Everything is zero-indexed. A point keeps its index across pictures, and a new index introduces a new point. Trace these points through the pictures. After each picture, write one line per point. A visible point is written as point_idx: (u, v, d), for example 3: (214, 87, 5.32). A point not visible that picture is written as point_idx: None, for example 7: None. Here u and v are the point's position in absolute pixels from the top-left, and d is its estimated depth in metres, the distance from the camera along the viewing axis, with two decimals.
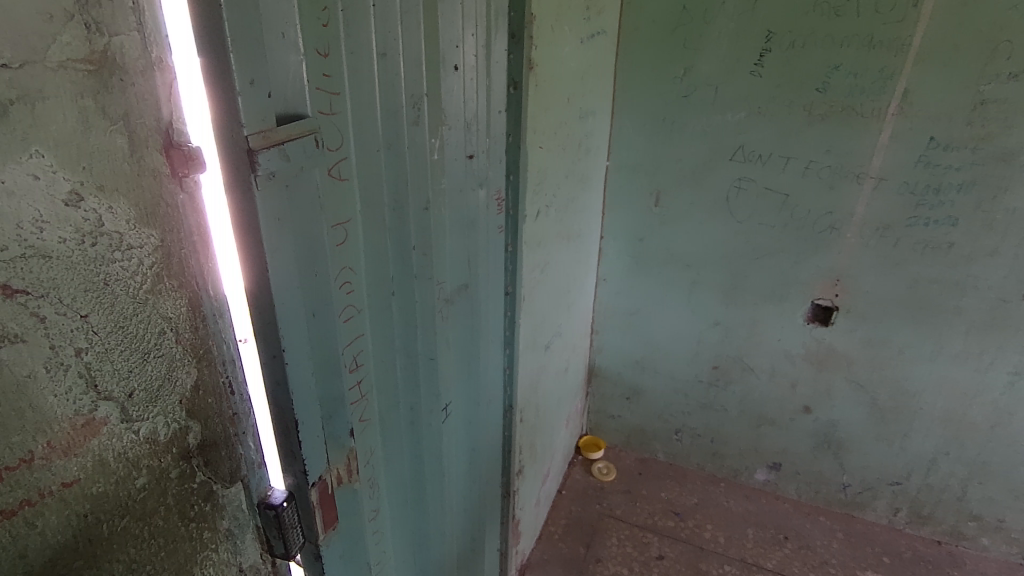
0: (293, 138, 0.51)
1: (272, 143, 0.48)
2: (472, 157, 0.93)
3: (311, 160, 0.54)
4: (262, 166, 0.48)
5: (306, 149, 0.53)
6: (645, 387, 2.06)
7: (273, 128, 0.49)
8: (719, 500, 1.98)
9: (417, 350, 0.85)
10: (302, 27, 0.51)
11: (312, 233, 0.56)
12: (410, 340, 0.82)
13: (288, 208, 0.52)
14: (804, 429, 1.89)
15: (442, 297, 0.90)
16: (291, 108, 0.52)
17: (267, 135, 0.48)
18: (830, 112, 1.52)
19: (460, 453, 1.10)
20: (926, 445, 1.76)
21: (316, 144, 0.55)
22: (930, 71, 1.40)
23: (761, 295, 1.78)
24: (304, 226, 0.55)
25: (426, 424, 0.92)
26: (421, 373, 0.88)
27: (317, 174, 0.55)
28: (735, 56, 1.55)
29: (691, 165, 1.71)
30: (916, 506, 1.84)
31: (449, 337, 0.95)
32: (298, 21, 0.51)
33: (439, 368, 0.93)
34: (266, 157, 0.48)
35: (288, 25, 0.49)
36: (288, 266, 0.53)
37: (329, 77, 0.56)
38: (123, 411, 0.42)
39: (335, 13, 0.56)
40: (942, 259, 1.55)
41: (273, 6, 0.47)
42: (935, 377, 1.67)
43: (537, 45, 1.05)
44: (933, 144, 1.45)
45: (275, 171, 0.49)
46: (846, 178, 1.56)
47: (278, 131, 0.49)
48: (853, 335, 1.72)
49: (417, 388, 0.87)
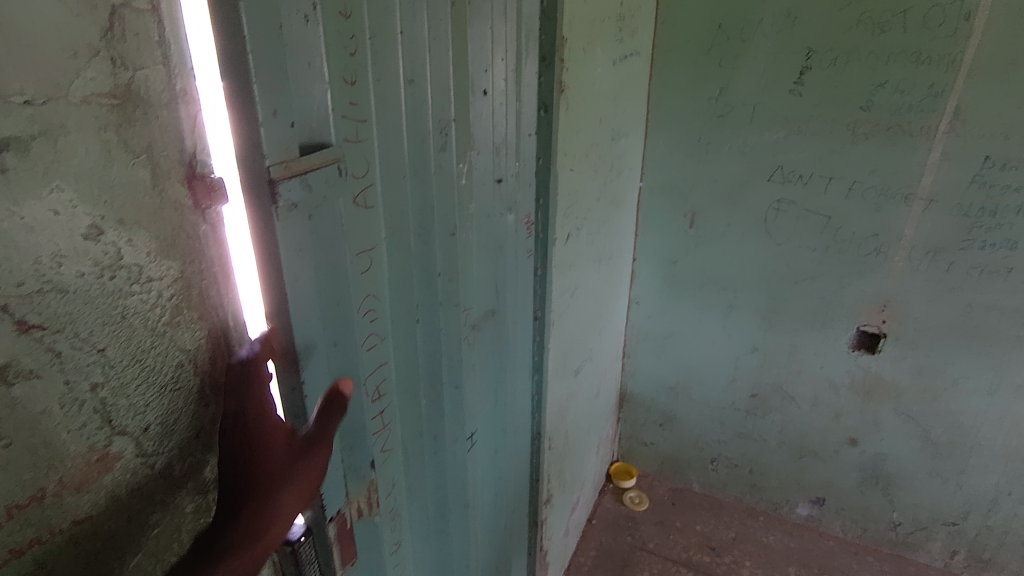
0: (316, 168, 0.51)
1: (294, 173, 0.48)
2: (500, 180, 0.92)
3: (334, 188, 0.53)
4: (283, 196, 0.47)
5: (329, 178, 0.52)
6: (680, 413, 2.00)
7: (295, 158, 0.49)
8: (757, 535, 1.89)
9: (441, 377, 0.83)
10: (327, 55, 0.51)
11: (334, 261, 0.56)
12: (435, 368, 0.81)
13: (311, 237, 0.52)
14: (850, 462, 1.79)
15: (469, 323, 0.89)
16: (315, 136, 0.52)
17: (288, 165, 0.48)
18: (875, 131, 1.46)
19: (486, 483, 1.07)
20: (985, 484, 1.64)
21: (339, 172, 0.54)
22: (983, 88, 1.33)
23: (803, 320, 1.71)
24: (327, 255, 0.54)
25: (451, 454, 0.90)
26: (447, 402, 0.86)
27: (341, 203, 0.55)
28: (773, 75, 1.51)
29: (727, 186, 1.67)
30: (975, 549, 1.72)
31: (475, 363, 0.93)
32: (324, 50, 0.51)
33: (464, 396, 0.91)
34: (287, 187, 0.48)
35: (314, 55, 0.50)
36: (311, 294, 0.53)
37: (355, 105, 0.56)
38: (137, 445, 0.41)
39: (363, 40, 0.56)
40: (1001, 285, 1.45)
41: (300, 37, 0.48)
42: (994, 411, 1.56)
43: (569, 68, 1.05)
44: (988, 164, 1.38)
45: (296, 202, 0.49)
46: (893, 200, 1.49)
47: (301, 161, 0.49)
48: (903, 364, 1.62)
49: (442, 415, 0.85)
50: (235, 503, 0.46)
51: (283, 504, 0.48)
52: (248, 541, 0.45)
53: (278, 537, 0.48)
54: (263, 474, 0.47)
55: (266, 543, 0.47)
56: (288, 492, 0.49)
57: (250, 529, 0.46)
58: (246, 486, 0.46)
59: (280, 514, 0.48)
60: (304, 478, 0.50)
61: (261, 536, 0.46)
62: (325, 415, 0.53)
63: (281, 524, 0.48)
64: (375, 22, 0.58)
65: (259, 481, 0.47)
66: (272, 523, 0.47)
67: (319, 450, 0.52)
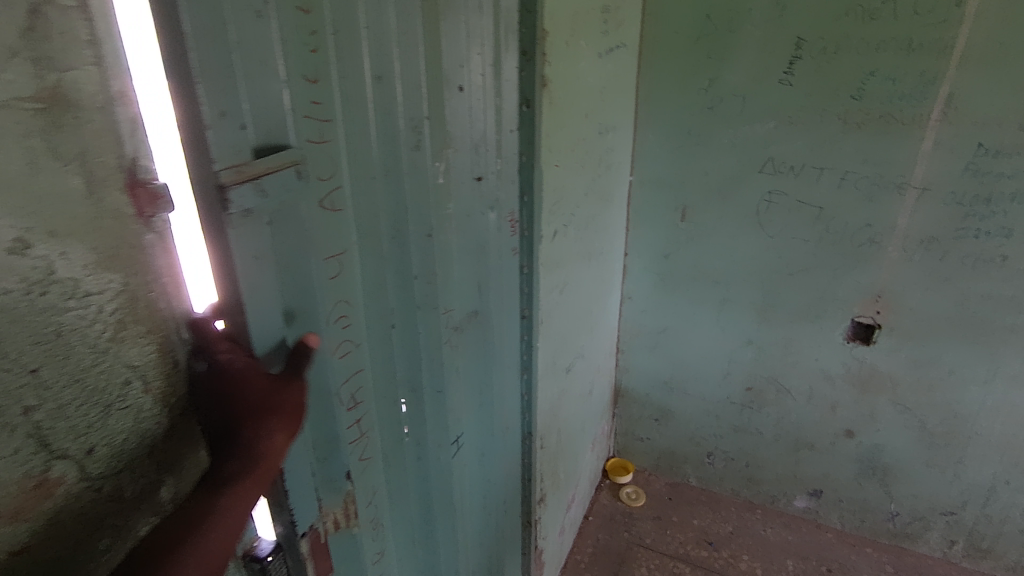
0: (271, 171, 0.48)
1: (247, 178, 0.46)
2: (481, 178, 0.90)
3: (294, 193, 0.51)
4: (234, 203, 0.45)
5: (287, 182, 0.50)
6: (675, 408, 1.98)
7: (248, 162, 0.46)
8: (755, 529, 1.88)
9: (422, 383, 0.81)
10: (284, 53, 0.49)
11: (298, 268, 0.54)
12: (415, 372, 0.79)
13: (268, 243, 0.50)
14: (846, 454, 1.78)
15: (451, 325, 0.87)
16: (272, 138, 0.49)
17: (240, 170, 0.45)
18: (867, 120, 1.43)
19: (474, 485, 1.05)
20: (983, 474, 1.63)
21: (300, 175, 0.51)
22: (977, 74, 1.31)
23: (796, 313, 1.69)
24: (289, 261, 0.53)
25: (435, 459, 0.88)
26: (429, 407, 0.84)
27: (303, 207, 0.53)
28: (763, 65, 1.49)
29: (718, 178, 1.64)
30: (973, 539, 1.71)
31: (459, 366, 0.92)
32: (280, 48, 0.48)
33: (448, 400, 0.89)
34: (238, 192, 0.45)
35: (268, 53, 0.47)
36: (271, 302, 0.51)
37: (318, 104, 0.54)
38: (81, 468, 0.39)
39: (324, 37, 0.54)
40: (996, 273, 1.44)
41: (252, 34, 0.45)
42: (991, 401, 1.55)
43: (551, 61, 1.02)
44: (981, 151, 1.35)
45: (250, 208, 0.47)
46: (886, 188, 1.47)
47: (255, 165, 0.47)
48: (898, 355, 1.61)
49: (424, 420, 0.83)
50: (227, 434, 0.46)
51: (273, 432, 0.48)
52: (248, 465, 0.46)
53: (278, 461, 0.48)
54: (247, 406, 0.47)
55: (266, 469, 0.47)
56: (276, 421, 0.48)
57: (248, 456, 0.46)
58: (235, 415, 0.46)
59: (274, 441, 0.48)
60: (290, 408, 0.49)
61: (260, 462, 0.47)
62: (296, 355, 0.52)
63: (276, 451, 0.48)
64: (338, 18, 0.55)
65: (245, 414, 0.46)
66: (265, 451, 0.47)
67: (296, 385, 0.50)
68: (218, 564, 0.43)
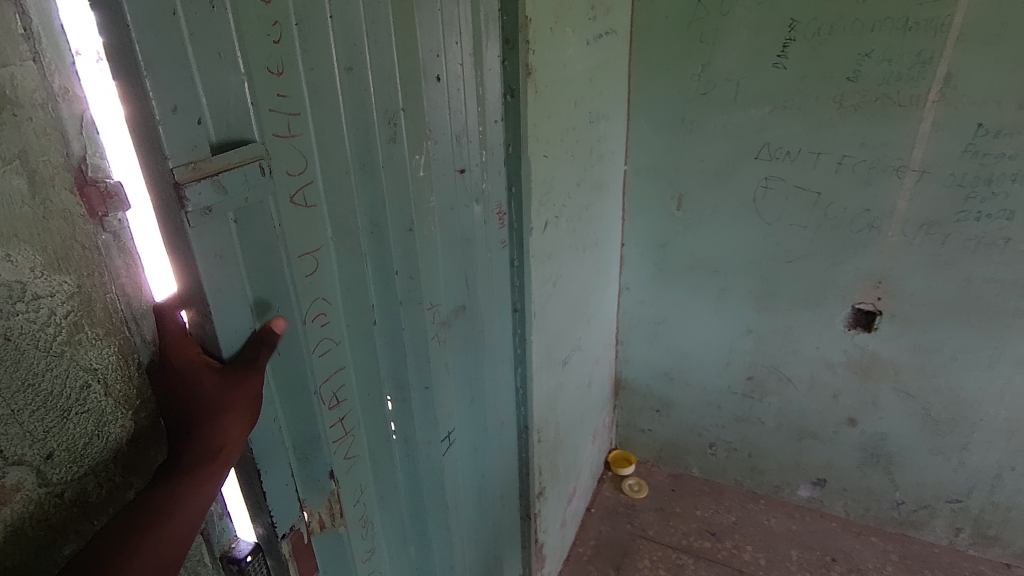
0: (231, 167, 0.47)
1: (203, 175, 0.44)
2: (464, 170, 0.89)
3: (258, 189, 0.50)
4: (192, 201, 0.44)
5: (249, 178, 0.49)
6: (676, 399, 1.97)
7: (205, 159, 0.45)
8: (759, 519, 1.87)
9: (409, 379, 0.80)
10: (243, 45, 0.48)
11: (267, 267, 0.53)
12: (401, 369, 0.78)
13: (235, 241, 0.49)
14: (849, 442, 1.76)
15: (437, 321, 0.86)
16: (233, 133, 0.48)
17: (197, 167, 0.44)
18: (862, 102, 1.41)
19: (468, 480, 1.05)
20: (988, 460, 1.61)
21: (263, 171, 0.50)
22: (975, 53, 1.28)
23: (796, 301, 1.67)
24: (257, 260, 0.51)
25: (425, 456, 0.87)
26: (417, 403, 0.83)
27: (272, 203, 0.52)
28: (756, 49, 1.46)
29: (713, 166, 1.62)
30: (980, 526, 1.69)
31: (447, 361, 0.91)
32: (238, 40, 0.47)
33: (437, 396, 0.88)
34: (195, 190, 0.44)
35: (225, 45, 0.46)
36: (240, 301, 0.50)
37: (284, 98, 0.53)
38: (39, 474, 0.38)
39: (289, 28, 0.52)
40: (999, 257, 1.41)
41: (206, 26, 0.44)
42: (996, 386, 1.52)
43: (536, 50, 1.00)
44: (981, 131, 1.33)
45: (211, 206, 0.45)
46: (884, 172, 1.45)
47: (212, 162, 0.45)
48: (901, 341, 1.59)
49: (413, 417, 0.82)
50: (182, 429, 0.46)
51: (227, 428, 0.46)
52: (203, 460, 0.46)
53: (235, 454, 0.47)
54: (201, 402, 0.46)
55: (224, 462, 0.47)
56: (230, 416, 0.46)
57: (203, 452, 0.46)
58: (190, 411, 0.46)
59: (229, 436, 0.46)
60: (246, 401, 0.48)
61: (216, 455, 0.46)
62: (253, 345, 0.50)
63: (232, 446, 0.47)
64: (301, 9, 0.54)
65: (197, 409, 0.46)
66: (220, 446, 0.46)
67: (254, 376, 0.48)
68: (172, 559, 0.43)
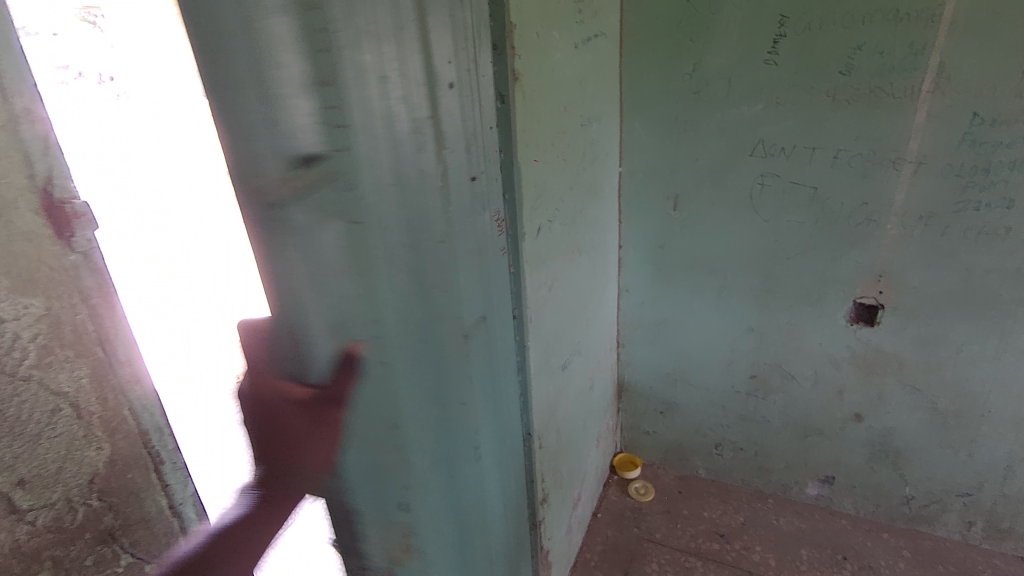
0: (309, 183, 0.65)
1: (288, 188, 0.66)
2: (475, 179, 0.81)
3: (333, 202, 0.68)
4: (280, 203, 0.67)
5: (331, 192, 0.67)
6: (680, 400, 1.95)
7: (295, 178, 0.66)
8: (767, 519, 1.85)
9: (445, 396, 0.84)
10: (314, 66, 0.61)
11: (335, 267, 0.71)
12: (438, 388, 0.82)
13: (323, 241, 0.70)
14: (856, 438, 1.74)
15: (464, 334, 0.83)
16: (312, 151, 0.65)
17: (286, 182, 0.66)
18: (856, 96, 1.39)
19: (498, 496, 1.05)
20: (998, 452, 1.58)
21: (336, 184, 0.67)
22: (967, 42, 1.26)
23: (797, 297, 1.65)
24: (329, 260, 0.71)
25: (460, 471, 0.91)
26: (452, 419, 0.86)
27: (339, 212, 0.68)
28: (746, 45, 1.45)
29: (708, 165, 1.61)
30: (993, 519, 1.66)
31: (478, 376, 0.89)
32: (314, 61, 0.61)
33: (471, 412, 0.89)
34: (283, 197, 0.66)
35: (297, 64, 0.61)
36: (334, 302, 0.73)
37: (333, 109, 0.63)
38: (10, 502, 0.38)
39: (337, 48, 0.61)
40: (1000, 246, 1.39)
41: (279, 54, 0.60)
42: (1003, 376, 1.50)
43: (523, 56, 1.00)
44: (977, 120, 1.31)
45: (295, 213, 0.67)
46: (881, 165, 1.43)
47: (301, 178, 0.65)
48: (904, 335, 1.57)
49: (450, 432, 0.87)
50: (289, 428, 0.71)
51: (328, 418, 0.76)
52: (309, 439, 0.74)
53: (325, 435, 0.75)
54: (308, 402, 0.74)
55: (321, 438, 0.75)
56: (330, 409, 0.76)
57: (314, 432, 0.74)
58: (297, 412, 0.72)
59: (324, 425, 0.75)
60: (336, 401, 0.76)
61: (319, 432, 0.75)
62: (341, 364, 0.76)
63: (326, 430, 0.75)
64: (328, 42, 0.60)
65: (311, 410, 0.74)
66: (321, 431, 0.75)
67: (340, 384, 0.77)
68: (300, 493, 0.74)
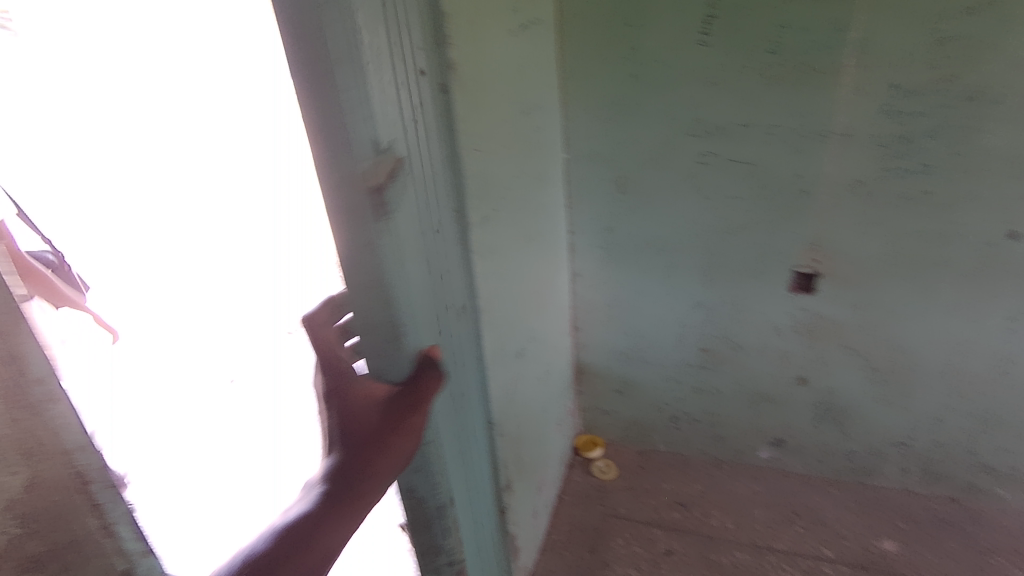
0: (388, 168, 0.85)
1: (381, 176, 0.85)
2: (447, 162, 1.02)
3: (399, 178, 0.88)
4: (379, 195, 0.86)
5: (397, 169, 0.87)
6: (637, 378, 2.00)
7: (380, 166, 0.84)
8: (724, 485, 1.93)
9: (457, 392, 1.13)
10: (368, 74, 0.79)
11: (406, 234, 0.92)
12: (454, 388, 1.11)
13: (393, 214, 0.89)
14: (802, 401, 1.83)
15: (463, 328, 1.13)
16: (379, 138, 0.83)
17: (376, 173, 0.84)
18: (785, 73, 1.44)
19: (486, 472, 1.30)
20: (929, 403, 1.70)
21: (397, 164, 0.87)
22: (883, 17, 1.32)
23: (741, 270, 1.71)
24: (401, 234, 0.91)
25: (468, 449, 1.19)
26: (460, 409, 1.15)
27: (401, 185, 0.89)
28: (680, 26, 1.47)
29: (650, 146, 1.64)
30: (927, 466, 1.78)
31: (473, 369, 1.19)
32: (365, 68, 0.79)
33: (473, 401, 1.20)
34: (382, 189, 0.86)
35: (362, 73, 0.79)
36: (405, 280, 0.93)
37: (384, 108, 0.83)
38: None
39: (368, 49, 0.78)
40: (921, 210, 1.48)
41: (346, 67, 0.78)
42: (930, 332, 1.60)
43: (458, 42, 0.98)
44: (896, 92, 1.38)
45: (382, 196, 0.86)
46: (811, 139, 1.49)
47: (381, 166, 0.84)
48: (841, 300, 1.65)
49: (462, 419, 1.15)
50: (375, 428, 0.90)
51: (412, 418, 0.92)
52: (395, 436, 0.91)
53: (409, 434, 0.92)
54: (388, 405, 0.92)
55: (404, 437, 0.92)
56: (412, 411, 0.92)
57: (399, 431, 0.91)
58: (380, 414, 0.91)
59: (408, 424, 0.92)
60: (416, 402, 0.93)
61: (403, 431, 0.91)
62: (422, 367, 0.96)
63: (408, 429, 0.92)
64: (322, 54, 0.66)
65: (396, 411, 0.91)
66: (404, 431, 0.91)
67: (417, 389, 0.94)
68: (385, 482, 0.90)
